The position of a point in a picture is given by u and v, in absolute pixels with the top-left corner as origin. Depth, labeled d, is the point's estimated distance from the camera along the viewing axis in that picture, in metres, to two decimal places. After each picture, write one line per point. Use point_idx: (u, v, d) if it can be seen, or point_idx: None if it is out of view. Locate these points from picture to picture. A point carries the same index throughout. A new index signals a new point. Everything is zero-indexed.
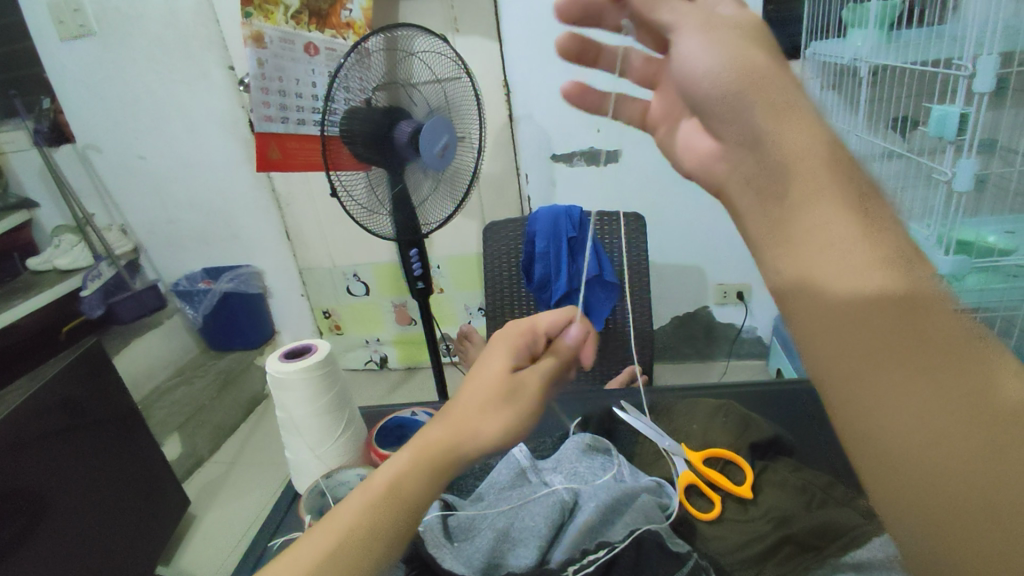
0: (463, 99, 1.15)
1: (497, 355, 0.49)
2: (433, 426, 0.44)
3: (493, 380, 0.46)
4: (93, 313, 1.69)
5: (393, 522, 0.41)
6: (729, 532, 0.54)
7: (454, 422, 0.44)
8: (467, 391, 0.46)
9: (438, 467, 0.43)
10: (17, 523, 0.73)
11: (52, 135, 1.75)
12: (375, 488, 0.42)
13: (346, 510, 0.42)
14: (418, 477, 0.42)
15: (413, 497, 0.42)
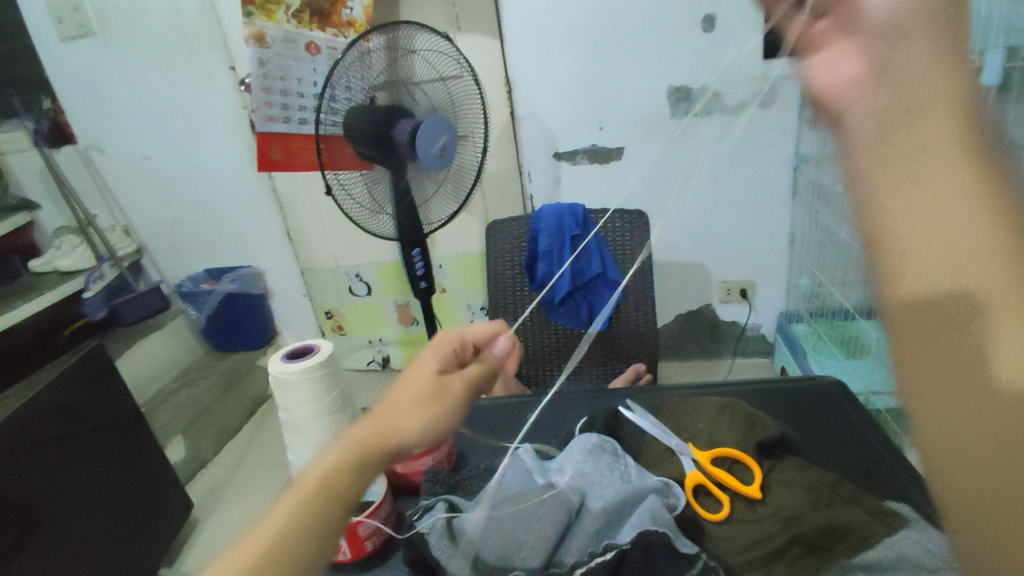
0: (467, 96, 1.14)
1: (425, 364, 0.51)
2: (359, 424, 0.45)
3: (420, 387, 0.48)
4: (95, 315, 1.72)
5: (317, 527, 0.41)
6: (738, 532, 0.53)
7: (382, 424, 0.45)
8: (394, 396, 0.47)
9: (363, 467, 0.43)
10: (14, 532, 0.74)
11: (52, 135, 1.75)
12: (300, 496, 0.42)
13: (269, 524, 0.41)
14: (344, 480, 0.42)
15: (337, 502, 0.42)
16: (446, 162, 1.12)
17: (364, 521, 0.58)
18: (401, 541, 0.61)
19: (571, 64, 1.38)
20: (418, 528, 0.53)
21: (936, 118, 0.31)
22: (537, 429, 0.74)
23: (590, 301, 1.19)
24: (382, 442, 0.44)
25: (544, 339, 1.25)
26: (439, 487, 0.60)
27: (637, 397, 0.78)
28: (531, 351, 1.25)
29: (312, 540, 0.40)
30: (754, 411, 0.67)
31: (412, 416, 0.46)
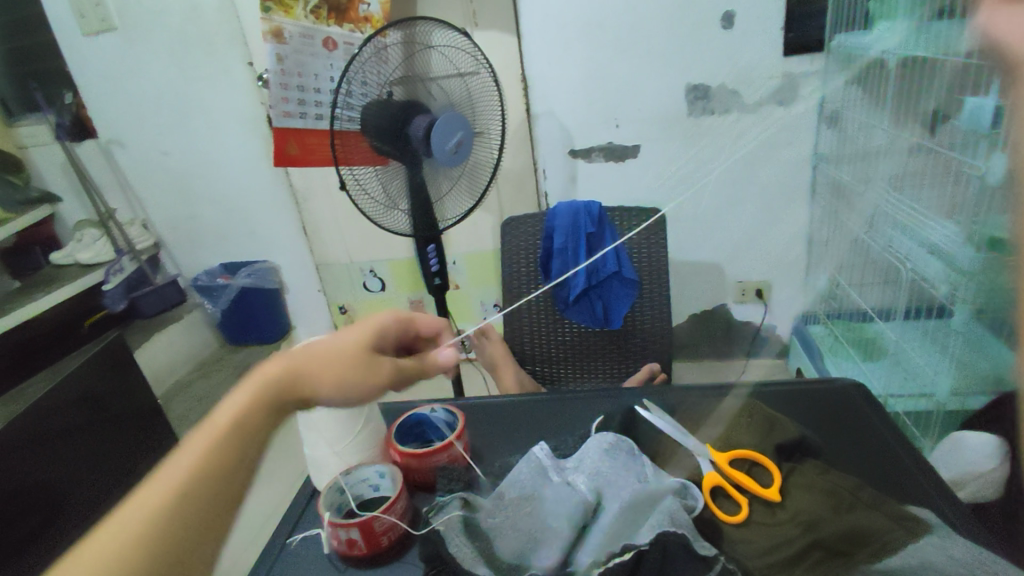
0: (484, 91, 1.13)
1: (340, 333, 0.60)
2: (270, 366, 0.53)
3: (333, 345, 0.57)
4: (115, 307, 1.76)
5: (235, 453, 0.47)
6: (757, 535, 0.52)
7: (294, 369, 0.54)
8: (306, 349, 0.56)
9: (272, 405, 0.51)
10: (30, 522, 0.76)
11: (75, 129, 1.78)
12: (215, 425, 0.48)
13: (185, 451, 0.46)
14: (258, 412, 0.50)
15: (252, 433, 0.49)
16: (460, 160, 1.11)
17: (381, 517, 0.58)
18: (417, 539, 0.60)
19: (588, 62, 1.40)
20: (436, 525, 0.54)
21: None
22: (552, 428, 0.73)
23: (605, 298, 1.18)
24: (291, 385, 0.53)
25: (559, 338, 1.25)
26: (456, 485, 0.62)
27: (653, 398, 0.77)
28: (544, 350, 1.26)
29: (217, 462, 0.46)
30: (774, 413, 0.68)
31: (322, 367, 0.55)
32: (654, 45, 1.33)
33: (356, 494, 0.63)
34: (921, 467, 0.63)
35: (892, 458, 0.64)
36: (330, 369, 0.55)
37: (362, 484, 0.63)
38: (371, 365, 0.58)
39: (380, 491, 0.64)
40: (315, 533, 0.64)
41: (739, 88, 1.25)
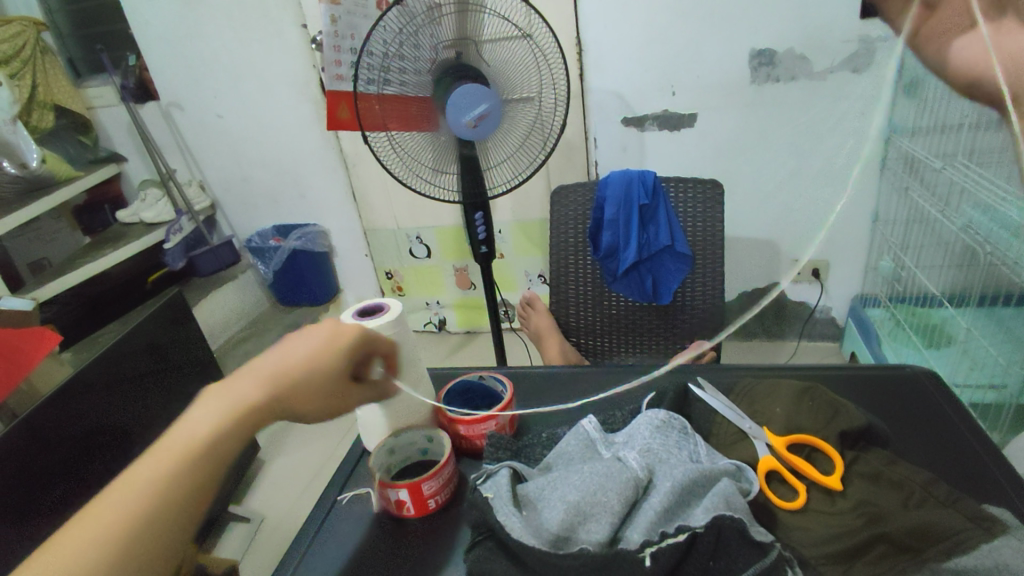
0: (550, 53, 1.06)
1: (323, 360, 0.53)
2: (254, 388, 0.49)
3: (327, 369, 0.53)
4: (175, 265, 1.85)
5: (229, 451, 0.48)
6: (814, 523, 0.51)
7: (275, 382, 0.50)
8: (293, 360, 0.52)
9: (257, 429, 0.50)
10: (101, 461, 0.75)
11: (138, 91, 1.83)
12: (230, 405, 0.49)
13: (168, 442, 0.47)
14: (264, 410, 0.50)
15: (240, 440, 0.49)
16: (484, 133, 1.06)
17: (430, 481, 0.58)
18: (462, 503, 0.61)
19: (645, 25, 1.31)
20: (482, 492, 0.53)
21: None
22: (601, 402, 0.71)
23: (655, 272, 1.16)
24: (274, 409, 0.51)
25: (603, 310, 1.23)
26: (503, 452, 0.60)
27: (707, 376, 0.74)
28: (587, 321, 1.23)
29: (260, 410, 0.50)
30: (838, 396, 0.63)
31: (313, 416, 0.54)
32: None
33: (404, 456, 0.65)
34: (1001, 463, 0.58)
35: (954, 436, 0.62)
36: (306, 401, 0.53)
37: (411, 446, 0.64)
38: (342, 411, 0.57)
39: (428, 453, 0.65)
40: (364, 493, 0.65)
41: None
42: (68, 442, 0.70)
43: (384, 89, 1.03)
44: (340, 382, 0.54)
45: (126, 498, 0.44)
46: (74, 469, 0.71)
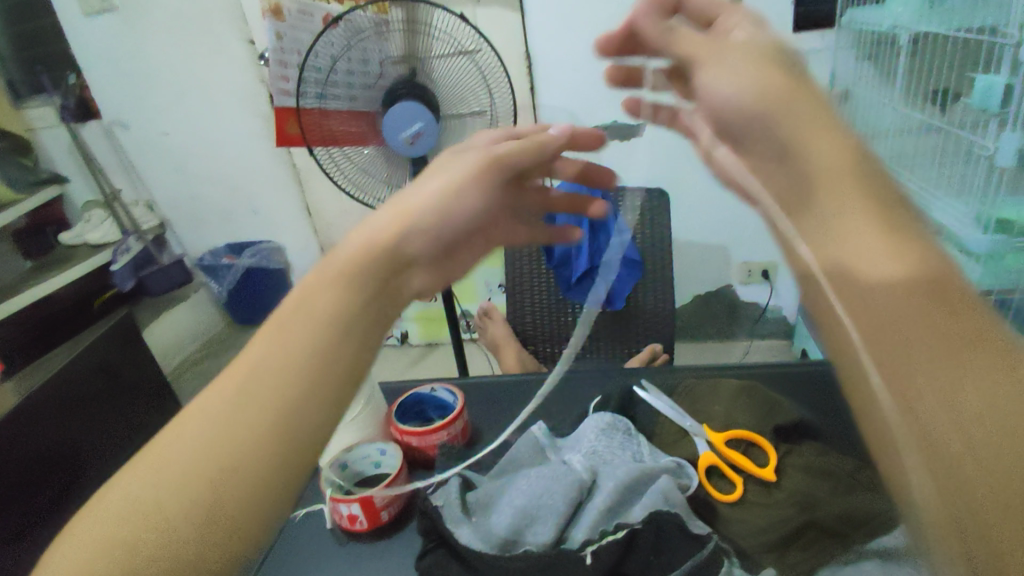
0: (493, 68, 1.05)
1: (429, 169, 0.44)
2: (355, 237, 0.39)
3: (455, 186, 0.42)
4: (124, 285, 1.79)
5: (331, 317, 0.36)
6: (754, 514, 0.53)
7: (385, 225, 0.40)
8: (407, 198, 0.41)
9: (363, 286, 0.38)
10: (52, 489, 0.71)
11: (79, 112, 1.78)
12: (345, 251, 0.39)
13: (273, 321, 0.38)
14: (391, 247, 0.39)
15: (352, 294, 0.37)
16: (422, 152, 1.06)
17: (381, 492, 0.59)
18: (413, 514, 0.62)
19: None
20: (432, 501, 0.54)
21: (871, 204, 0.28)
22: (547, 407, 0.74)
23: (608, 280, 1.16)
24: (395, 256, 0.39)
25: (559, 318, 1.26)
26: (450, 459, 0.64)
27: (653, 378, 0.76)
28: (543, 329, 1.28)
29: (390, 244, 0.39)
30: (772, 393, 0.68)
31: (424, 236, 0.41)
32: None
33: (356, 470, 0.65)
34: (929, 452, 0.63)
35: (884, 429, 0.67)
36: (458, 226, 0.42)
37: (364, 460, 0.64)
38: (473, 218, 0.43)
39: (381, 467, 0.65)
40: (319, 509, 0.64)
41: None
42: (15, 467, 0.66)
43: (330, 104, 1.07)
44: (474, 207, 0.43)
45: (239, 372, 0.36)
46: (25, 493, 0.67)
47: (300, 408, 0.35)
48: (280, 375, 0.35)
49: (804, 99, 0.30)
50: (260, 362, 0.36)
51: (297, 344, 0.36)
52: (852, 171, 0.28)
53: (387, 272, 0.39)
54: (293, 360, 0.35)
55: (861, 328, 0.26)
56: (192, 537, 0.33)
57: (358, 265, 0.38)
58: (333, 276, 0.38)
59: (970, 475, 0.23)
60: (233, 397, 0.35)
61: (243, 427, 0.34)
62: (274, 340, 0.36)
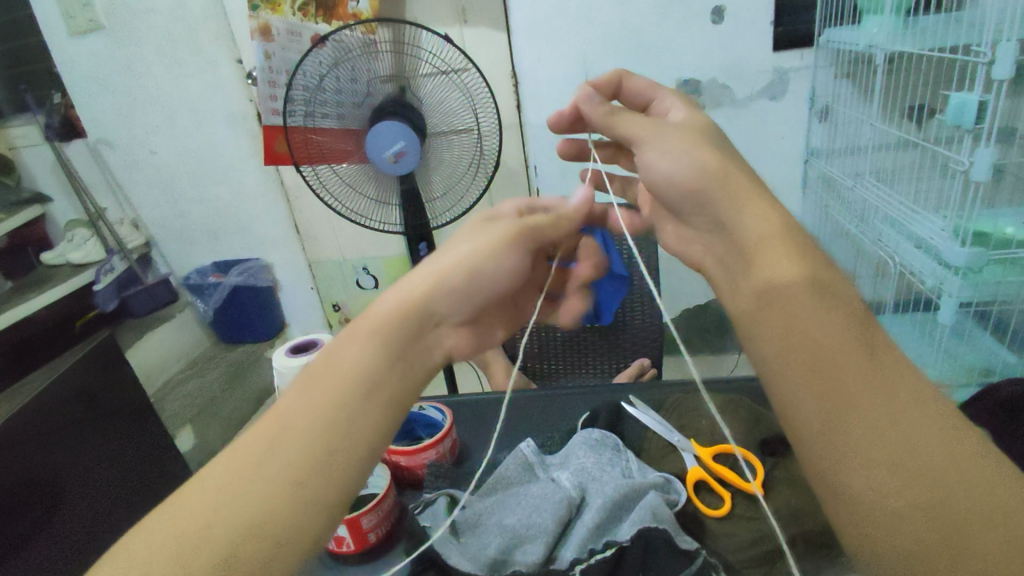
0: (478, 88, 1.06)
1: (458, 238, 0.56)
2: (395, 297, 0.51)
3: (482, 254, 0.54)
4: (106, 306, 1.72)
5: (365, 369, 0.47)
6: (739, 529, 0.54)
7: (418, 292, 0.51)
8: (438, 266, 0.53)
9: (398, 338, 0.49)
10: (31, 515, 0.70)
11: (64, 130, 1.77)
12: (388, 306, 0.50)
13: (310, 370, 0.47)
14: (430, 304, 0.51)
15: (388, 347, 0.48)
16: (405, 169, 1.07)
17: (367, 515, 0.58)
18: (404, 535, 0.61)
19: (577, 57, 1.33)
20: (420, 524, 0.53)
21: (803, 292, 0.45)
22: (535, 425, 0.73)
23: None
24: (427, 313, 0.51)
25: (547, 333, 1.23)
26: (442, 481, 0.61)
27: (640, 394, 0.76)
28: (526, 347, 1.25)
29: (430, 304, 0.51)
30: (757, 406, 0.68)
31: (452, 295, 0.52)
32: (642, 40, 1.30)
33: None
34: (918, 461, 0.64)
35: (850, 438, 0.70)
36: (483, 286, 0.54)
37: None
38: (495, 279, 0.55)
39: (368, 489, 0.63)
40: None
41: (730, 82, 1.31)
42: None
43: (320, 122, 1.07)
44: (491, 274, 0.54)
45: (278, 413, 0.45)
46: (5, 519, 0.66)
47: (337, 439, 0.44)
48: (320, 413, 0.44)
49: (723, 188, 0.51)
50: (298, 403, 0.45)
51: (330, 388, 0.45)
52: (776, 248, 0.47)
53: (420, 323, 0.51)
54: (333, 398, 0.45)
55: (817, 386, 0.42)
56: (247, 548, 0.40)
57: (397, 322, 0.49)
58: (376, 330, 0.48)
59: (945, 488, 0.37)
60: (275, 433, 0.44)
61: (284, 456, 0.43)
62: (312, 385, 0.46)
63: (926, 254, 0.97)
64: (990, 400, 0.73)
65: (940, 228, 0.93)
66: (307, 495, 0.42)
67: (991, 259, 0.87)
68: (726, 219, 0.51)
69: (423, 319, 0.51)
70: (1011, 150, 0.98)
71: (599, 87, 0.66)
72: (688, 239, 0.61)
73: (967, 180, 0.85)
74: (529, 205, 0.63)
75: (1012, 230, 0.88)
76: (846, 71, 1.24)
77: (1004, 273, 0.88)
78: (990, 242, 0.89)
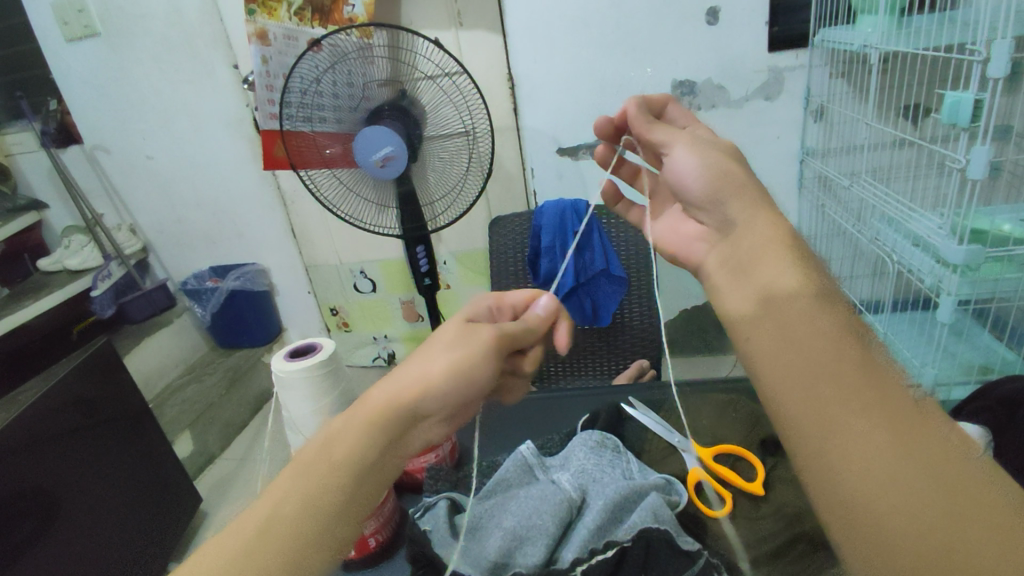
0: (470, 94, 1.06)
1: (447, 334, 0.49)
2: (380, 394, 0.45)
3: (472, 355, 0.47)
4: (104, 313, 1.76)
5: (357, 456, 0.43)
6: (740, 529, 0.55)
7: (404, 394, 0.45)
8: (423, 368, 0.45)
9: (387, 436, 0.44)
10: (29, 525, 0.69)
11: (60, 136, 1.76)
12: (372, 404, 0.44)
13: (305, 453, 0.44)
14: (419, 408, 0.45)
15: (376, 445, 0.44)
16: (398, 173, 1.06)
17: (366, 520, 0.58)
18: (404, 539, 0.61)
19: (573, 59, 1.32)
20: (419, 526, 0.53)
21: (788, 277, 0.46)
22: (534, 427, 0.74)
23: (595, 298, 1.17)
24: (416, 413, 0.45)
25: None
26: (441, 485, 0.60)
27: (641, 394, 0.76)
28: None
29: (424, 403, 0.45)
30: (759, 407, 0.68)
31: (442, 398, 0.45)
32: (640, 41, 1.30)
33: None
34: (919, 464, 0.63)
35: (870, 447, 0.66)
36: (472, 395, 0.47)
37: None
38: (483, 389, 0.48)
39: None
40: None
41: (725, 83, 1.31)
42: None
43: (318, 126, 1.07)
44: (483, 378, 0.47)
45: (276, 490, 0.43)
46: (4, 529, 0.66)
47: (332, 518, 0.42)
48: (321, 497, 0.42)
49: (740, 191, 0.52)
50: (295, 483, 0.42)
51: (326, 472, 0.43)
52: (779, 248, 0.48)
53: (409, 421, 0.45)
54: (326, 482, 0.42)
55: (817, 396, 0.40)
56: None
57: (387, 417, 0.44)
58: (367, 424, 0.44)
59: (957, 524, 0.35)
60: (274, 510, 0.42)
61: (278, 532, 0.41)
62: (308, 468, 0.43)
63: (924, 253, 0.97)
64: (990, 399, 0.74)
65: (936, 225, 0.93)
66: None
67: (989, 256, 0.87)
68: (735, 219, 0.52)
69: (412, 421, 0.46)
70: (1007, 149, 0.99)
71: (650, 103, 0.65)
72: (692, 247, 0.61)
73: (964, 177, 0.85)
74: (496, 305, 0.57)
75: (1010, 227, 0.89)
76: (842, 71, 1.24)
77: (1000, 271, 0.89)
78: (988, 240, 0.89)
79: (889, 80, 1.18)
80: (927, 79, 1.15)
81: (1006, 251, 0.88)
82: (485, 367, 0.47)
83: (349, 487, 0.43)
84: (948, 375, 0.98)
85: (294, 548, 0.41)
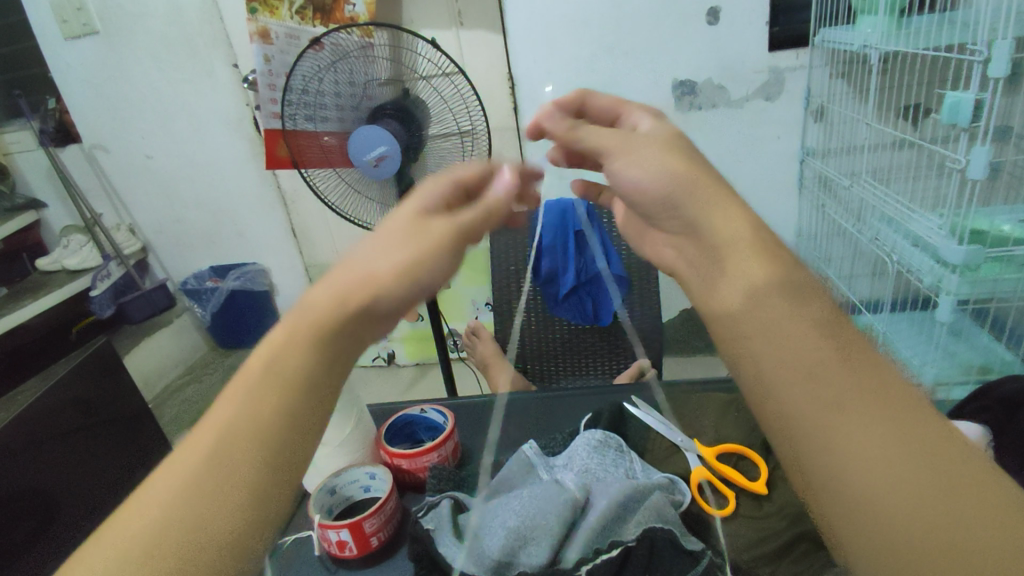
0: (469, 94, 1.05)
1: (394, 224, 0.43)
2: (318, 297, 0.40)
3: (427, 250, 0.42)
4: (103, 313, 1.75)
5: (302, 373, 0.39)
6: (745, 529, 0.55)
7: (344, 293, 0.40)
8: (368, 267, 0.40)
9: (333, 347, 0.40)
10: (28, 526, 0.69)
11: (58, 135, 1.76)
12: (309, 310, 0.39)
13: (241, 376, 0.39)
14: (365, 311, 0.40)
15: (320, 355, 0.39)
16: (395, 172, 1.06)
17: (370, 519, 0.58)
18: (406, 539, 0.61)
19: (573, 59, 1.32)
20: (423, 525, 0.53)
21: None
22: (536, 427, 0.74)
23: (595, 298, 1.18)
24: (364, 316, 0.40)
25: (549, 334, 1.24)
26: (444, 483, 0.60)
27: (644, 394, 0.76)
28: (528, 351, 1.27)
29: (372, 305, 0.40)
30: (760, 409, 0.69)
31: (393, 298, 0.41)
32: (642, 42, 1.30)
33: (346, 495, 0.63)
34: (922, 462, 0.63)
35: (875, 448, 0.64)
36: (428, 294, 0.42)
37: (352, 485, 0.63)
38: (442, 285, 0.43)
39: (371, 491, 0.63)
40: (307, 536, 0.63)
41: (725, 83, 1.31)
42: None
43: (320, 126, 1.07)
44: (440, 275, 0.42)
45: (213, 419, 0.39)
46: (3, 529, 0.66)
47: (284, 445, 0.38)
48: (263, 418, 0.38)
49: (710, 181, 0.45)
50: (237, 412, 0.38)
51: (270, 394, 0.38)
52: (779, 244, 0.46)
53: (361, 326, 0.40)
54: (272, 407, 0.38)
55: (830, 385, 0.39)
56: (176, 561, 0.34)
57: (332, 324, 0.39)
58: (313, 333, 0.39)
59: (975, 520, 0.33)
60: (211, 443, 0.38)
61: (219, 464, 0.37)
62: (247, 392, 0.38)
63: (924, 253, 0.97)
64: (990, 398, 0.74)
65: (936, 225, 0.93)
66: (252, 524, 0.37)
67: (988, 257, 0.87)
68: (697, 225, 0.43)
69: (365, 323, 0.41)
70: (1007, 149, 0.98)
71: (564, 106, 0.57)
72: None
73: (965, 178, 0.85)
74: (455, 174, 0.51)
75: (1010, 228, 0.89)
76: (842, 71, 1.24)
77: (1000, 271, 0.88)
78: (987, 240, 0.90)
79: (889, 80, 1.18)
80: (927, 78, 1.14)
81: (1006, 251, 0.87)
82: (446, 260, 0.42)
83: (295, 413, 0.38)
84: (947, 375, 0.98)
85: (241, 478, 0.37)
